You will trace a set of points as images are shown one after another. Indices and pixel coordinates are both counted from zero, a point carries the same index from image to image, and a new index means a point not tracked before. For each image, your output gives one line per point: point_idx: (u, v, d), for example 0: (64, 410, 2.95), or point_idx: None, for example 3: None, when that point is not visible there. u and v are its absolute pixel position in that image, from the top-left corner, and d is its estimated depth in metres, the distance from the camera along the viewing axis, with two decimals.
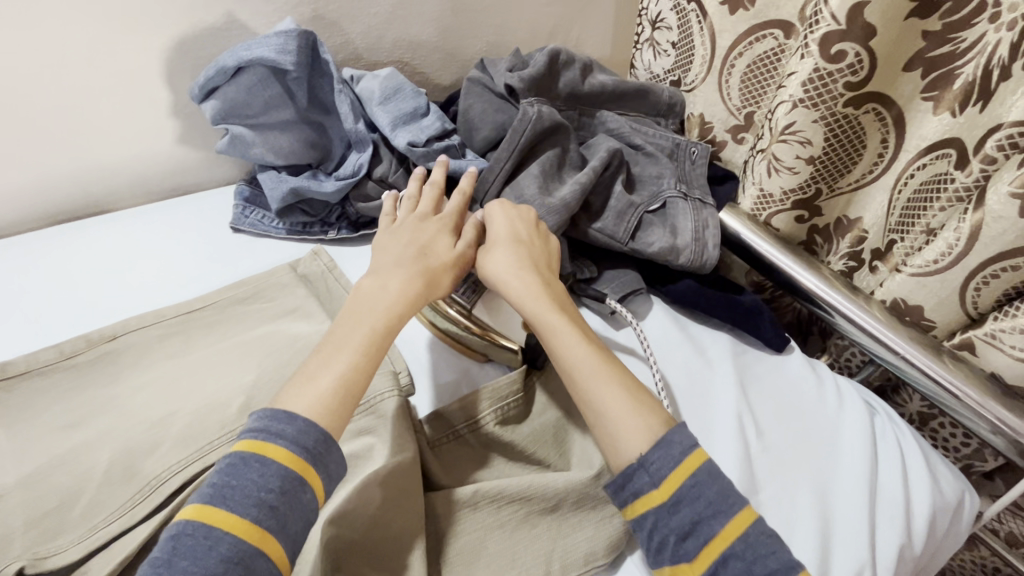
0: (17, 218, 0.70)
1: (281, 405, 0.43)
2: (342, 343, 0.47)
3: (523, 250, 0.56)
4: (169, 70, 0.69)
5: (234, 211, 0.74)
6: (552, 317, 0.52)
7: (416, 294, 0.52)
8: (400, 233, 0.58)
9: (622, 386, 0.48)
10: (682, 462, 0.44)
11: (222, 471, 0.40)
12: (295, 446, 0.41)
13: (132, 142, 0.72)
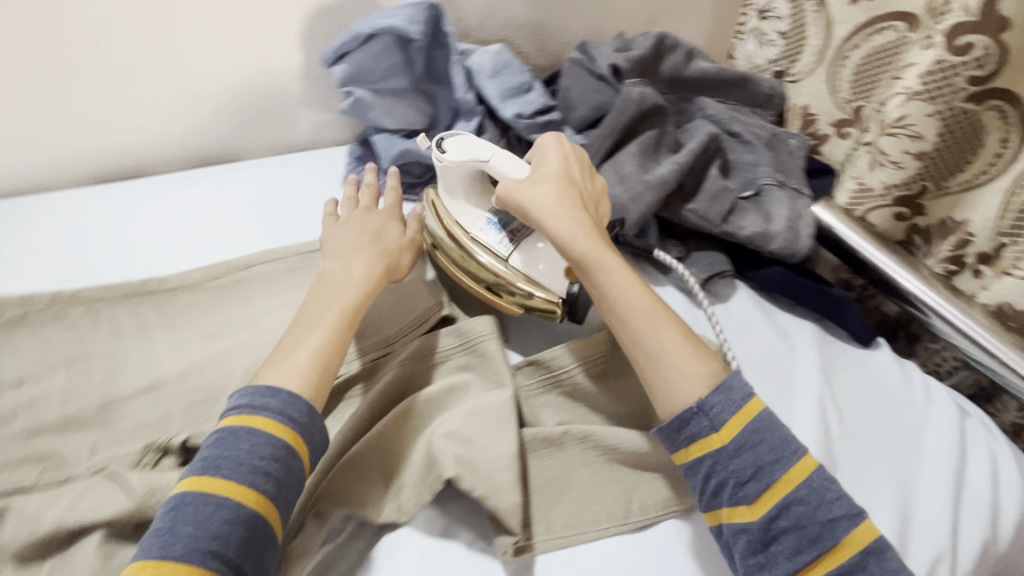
0: (169, 160, 0.80)
1: (261, 382, 0.46)
2: (311, 322, 0.51)
3: (576, 193, 0.57)
4: (305, 35, 0.75)
5: (348, 169, 0.81)
6: (606, 258, 0.52)
7: (372, 275, 0.56)
8: (346, 228, 0.61)
9: (678, 331, 0.50)
10: (744, 409, 0.46)
11: (211, 446, 0.42)
12: (285, 419, 0.44)
13: (267, 99, 0.79)
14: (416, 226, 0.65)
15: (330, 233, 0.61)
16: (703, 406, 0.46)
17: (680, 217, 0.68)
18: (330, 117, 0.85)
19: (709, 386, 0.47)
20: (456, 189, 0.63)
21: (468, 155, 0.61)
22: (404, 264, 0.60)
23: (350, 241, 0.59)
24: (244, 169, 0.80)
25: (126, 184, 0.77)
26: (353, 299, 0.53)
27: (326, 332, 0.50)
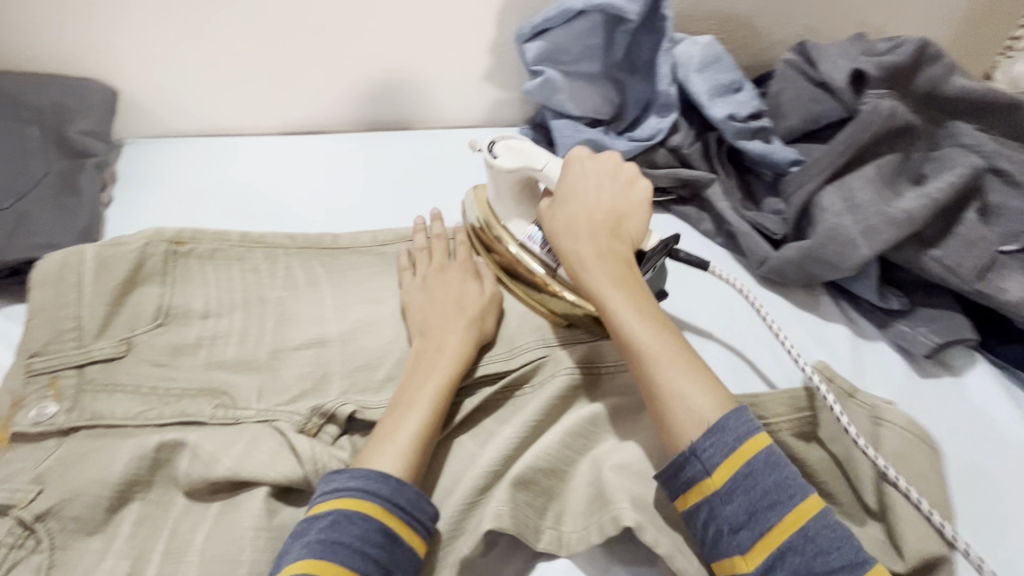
0: (346, 121, 0.80)
1: (369, 463, 0.41)
2: (407, 400, 0.45)
3: (587, 202, 0.50)
4: (503, 9, 0.72)
5: None
6: (608, 279, 0.46)
7: (465, 345, 0.49)
8: (428, 292, 0.53)
9: (685, 359, 0.42)
10: (735, 452, 0.39)
11: (321, 528, 0.37)
12: (395, 505, 0.39)
13: (450, 71, 0.77)
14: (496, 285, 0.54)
15: (408, 303, 0.53)
16: (695, 450, 0.39)
17: (922, 265, 0.56)
18: (505, 96, 0.81)
19: (699, 426, 0.40)
20: (506, 202, 0.55)
21: (524, 160, 0.53)
22: (491, 327, 0.51)
23: (430, 311, 0.52)
24: (416, 140, 0.79)
25: (308, 138, 0.78)
26: (444, 376, 0.46)
27: (434, 398, 0.45)
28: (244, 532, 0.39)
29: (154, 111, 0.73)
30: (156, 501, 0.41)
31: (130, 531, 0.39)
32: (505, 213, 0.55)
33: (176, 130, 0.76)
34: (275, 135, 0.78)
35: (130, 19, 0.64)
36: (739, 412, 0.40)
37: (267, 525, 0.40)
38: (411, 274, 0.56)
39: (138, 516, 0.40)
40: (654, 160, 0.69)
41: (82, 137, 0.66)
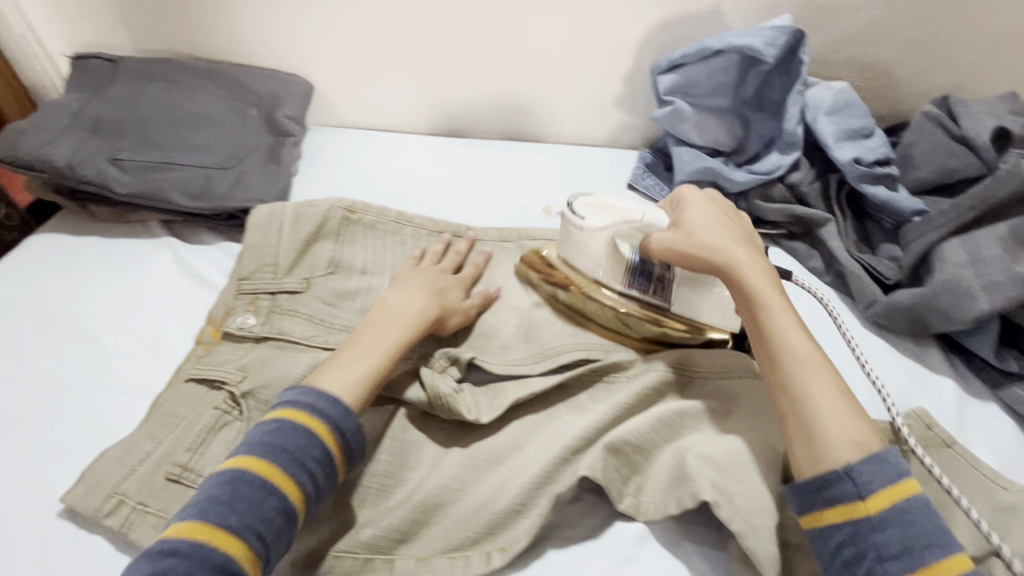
0: (487, 130, 0.91)
1: (318, 383, 0.47)
2: (368, 343, 0.51)
3: (727, 227, 0.53)
4: (642, 43, 0.79)
5: (635, 171, 0.84)
6: (770, 295, 0.47)
7: (428, 320, 0.55)
8: (416, 273, 0.60)
9: (836, 381, 0.44)
10: (896, 485, 0.39)
11: (266, 433, 0.44)
12: (337, 428, 0.45)
13: (585, 95, 0.86)
14: (484, 303, 0.61)
15: (399, 276, 0.60)
16: (853, 472, 0.40)
17: None
18: (632, 120, 0.88)
19: (858, 445, 0.41)
20: (597, 260, 0.58)
21: (613, 216, 0.57)
22: (452, 327, 0.57)
23: (412, 285, 0.58)
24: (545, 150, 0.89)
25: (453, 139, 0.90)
26: (402, 336, 0.52)
27: (382, 356, 0.50)
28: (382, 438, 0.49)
29: (337, 105, 0.89)
30: None
31: None
32: (596, 267, 0.58)
33: (350, 121, 0.91)
34: (427, 133, 0.91)
35: (337, 31, 0.80)
36: (891, 449, 0.41)
37: (399, 436, 0.50)
38: (417, 261, 0.63)
39: None
40: (770, 194, 0.72)
41: (287, 120, 0.80)
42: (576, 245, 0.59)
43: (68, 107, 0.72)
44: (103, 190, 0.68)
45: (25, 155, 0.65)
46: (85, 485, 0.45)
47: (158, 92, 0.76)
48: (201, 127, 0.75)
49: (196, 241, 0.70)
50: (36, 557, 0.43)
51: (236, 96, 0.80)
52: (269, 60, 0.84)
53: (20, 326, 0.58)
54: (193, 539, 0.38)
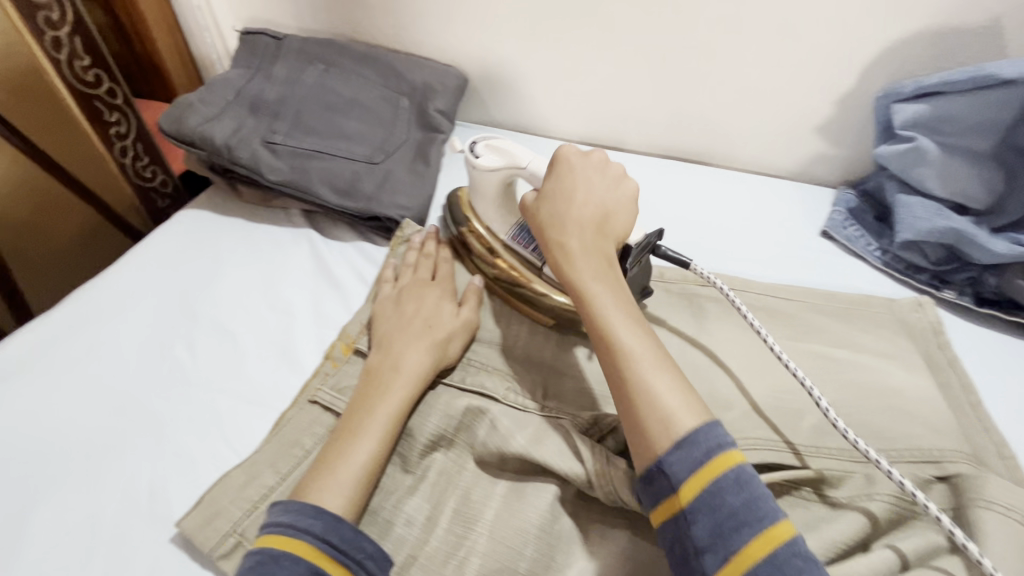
0: (648, 145, 0.81)
1: (307, 496, 0.38)
2: (351, 426, 0.42)
3: (582, 193, 0.47)
4: (875, 60, 0.64)
5: (833, 217, 0.69)
6: (594, 282, 0.43)
7: (425, 368, 0.47)
8: (399, 309, 0.52)
9: (654, 357, 0.39)
10: (703, 467, 0.34)
11: (244, 572, 0.35)
12: (325, 542, 0.36)
13: (779, 116, 0.72)
14: (475, 302, 0.54)
15: (377, 313, 0.52)
16: (662, 463, 0.35)
17: None
18: (832, 152, 0.74)
19: (669, 434, 0.36)
20: (491, 204, 0.56)
21: (504, 159, 0.53)
22: (455, 352, 0.50)
23: (392, 329, 0.50)
24: (715, 178, 0.77)
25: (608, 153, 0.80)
26: (396, 403, 0.44)
27: (381, 439, 0.42)
28: (528, 526, 0.39)
29: (488, 103, 0.82)
30: (454, 459, 0.44)
31: (433, 479, 0.43)
32: (490, 215, 0.57)
33: (497, 122, 0.84)
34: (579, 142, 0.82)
35: (507, 23, 0.73)
36: (709, 424, 0.36)
37: (548, 528, 0.39)
38: (391, 287, 0.55)
39: (439, 470, 0.43)
40: None
41: (438, 114, 0.73)
42: (475, 186, 0.56)
43: (232, 82, 0.70)
44: (254, 174, 0.64)
45: (189, 130, 0.63)
46: (202, 514, 0.40)
47: (317, 75, 0.72)
48: (354, 116, 0.71)
49: (334, 236, 0.66)
50: None
51: (390, 85, 0.75)
52: (428, 49, 0.78)
53: (162, 308, 0.56)
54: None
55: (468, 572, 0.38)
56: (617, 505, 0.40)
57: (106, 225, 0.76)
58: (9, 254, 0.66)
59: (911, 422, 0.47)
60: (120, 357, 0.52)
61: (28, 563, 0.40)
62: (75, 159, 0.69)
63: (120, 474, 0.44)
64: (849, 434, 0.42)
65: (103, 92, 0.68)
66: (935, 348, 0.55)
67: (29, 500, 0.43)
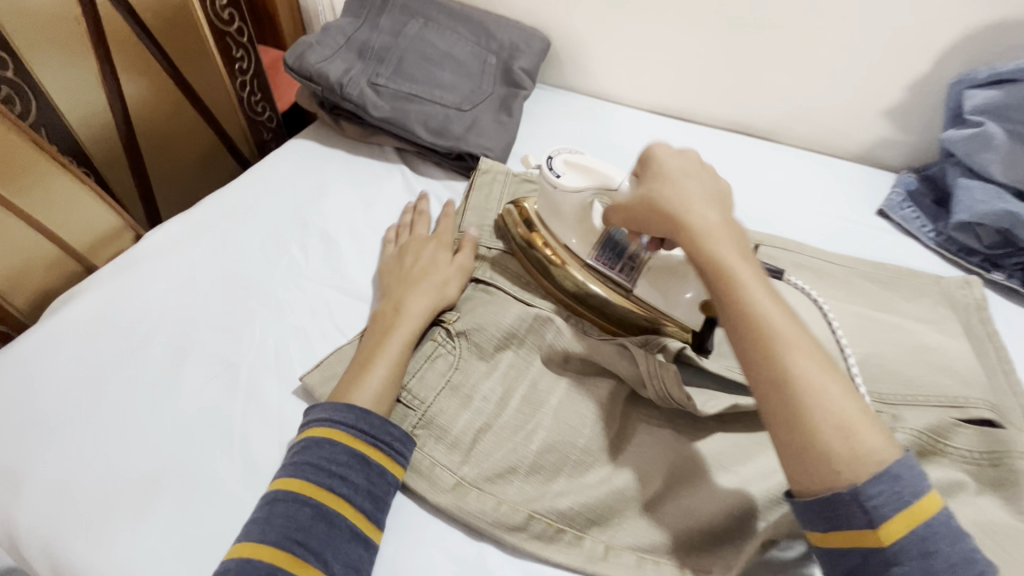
0: (714, 118, 0.85)
1: (344, 395, 0.46)
2: (368, 357, 0.48)
3: (697, 176, 0.45)
4: (952, 48, 0.67)
5: (892, 197, 0.72)
6: (750, 278, 0.39)
7: (425, 310, 0.52)
8: (402, 262, 0.58)
9: (833, 369, 0.36)
10: (914, 506, 0.33)
11: (294, 452, 0.43)
12: (357, 430, 0.44)
13: (848, 99, 0.75)
14: (470, 251, 0.59)
15: (382, 270, 0.59)
16: (861, 494, 0.33)
17: None
18: (897, 138, 0.76)
19: (868, 468, 0.33)
20: (570, 223, 0.56)
21: (587, 178, 0.53)
22: (454, 293, 0.55)
23: (396, 280, 0.56)
24: (779, 155, 0.80)
25: (677, 123, 0.85)
26: (403, 336, 0.50)
27: (386, 365, 0.48)
28: (588, 412, 0.47)
29: (566, 68, 0.88)
30: (522, 356, 0.51)
31: (505, 369, 0.50)
32: (566, 234, 0.57)
33: (573, 87, 0.90)
34: (648, 111, 0.87)
35: None
36: (906, 456, 0.34)
37: (604, 417, 0.47)
38: (393, 245, 0.61)
39: (510, 362, 0.51)
40: None
41: (521, 72, 0.79)
42: (552, 205, 0.57)
43: (343, 28, 0.77)
44: (360, 111, 0.72)
45: (309, 67, 0.71)
46: (322, 372, 0.50)
47: (417, 28, 0.79)
48: (449, 67, 0.78)
49: (425, 173, 0.74)
50: (276, 422, 0.48)
51: (481, 43, 0.81)
52: (518, 12, 0.84)
53: (278, 215, 0.65)
54: (237, 556, 0.38)
55: (536, 440, 0.46)
56: (666, 405, 0.47)
57: (224, 152, 0.84)
58: (150, 170, 0.74)
59: (941, 374, 0.52)
60: (246, 250, 0.61)
61: (180, 407, 0.49)
62: (204, 87, 0.77)
63: (251, 340, 0.53)
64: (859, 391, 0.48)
65: (234, 29, 0.77)
66: (974, 319, 0.59)
67: (179, 356, 0.52)
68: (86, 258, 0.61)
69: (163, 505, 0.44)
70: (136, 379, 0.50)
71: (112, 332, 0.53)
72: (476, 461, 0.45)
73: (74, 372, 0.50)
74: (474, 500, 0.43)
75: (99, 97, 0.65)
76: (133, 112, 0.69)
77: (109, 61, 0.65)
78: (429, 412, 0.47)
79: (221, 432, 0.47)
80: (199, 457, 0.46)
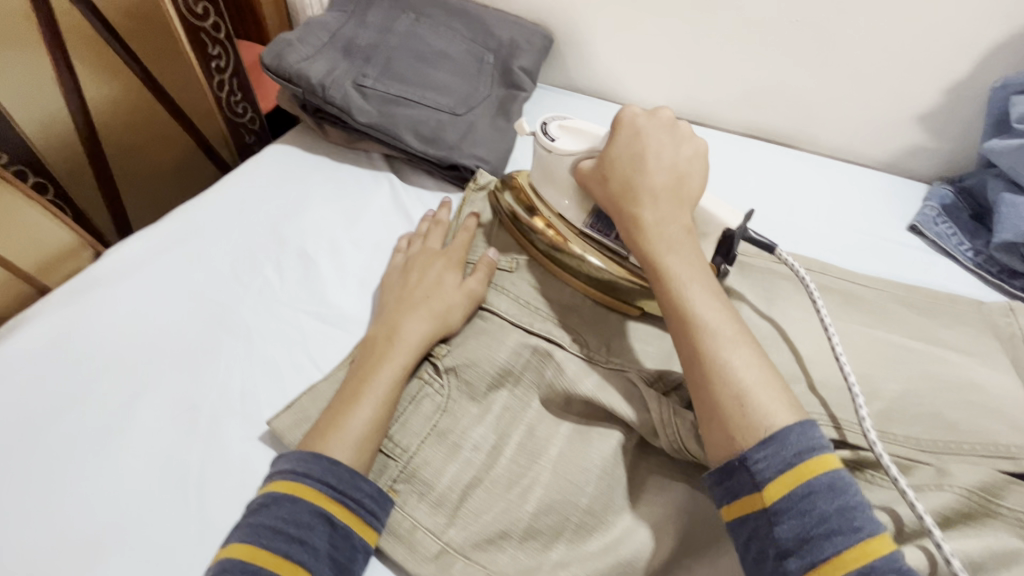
0: (728, 122, 0.78)
1: (314, 445, 0.40)
2: (353, 394, 0.42)
3: (651, 154, 0.47)
4: (996, 49, 0.61)
5: (925, 212, 0.66)
6: (674, 262, 0.42)
7: (422, 340, 0.46)
8: (407, 276, 0.53)
9: (748, 347, 0.38)
10: (794, 468, 0.33)
11: (250, 512, 0.37)
12: (324, 485, 0.38)
13: (877, 104, 0.69)
14: (485, 272, 0.53)
15: (385, 283, 0.54)
16: (747, 458, 0.34)
17: None
18: (929, 146, 0.70)
19: (757, 432, 0.35)
20: (564, 189, 0.54)
21: (585, 141, 0.52)
22: (456, 322, 0.49)
23: (395, 299, 0.51)
24: (801, 163, 0.74)
25: (689, 128, 0.78)
26: (392, 372, 0.44)
27: (364, 411, 0.42)
28: (591, 466, 0.41)
29: (569, 67, 0.82)
30: (519, 397, 0.46)
31: (498, 413, 0.45)
32: (559, 201, 0.54)
33: (577, 87, 0.84)
34: (656, 114, 0.81)
35: None
36: (803, 424, 0.35)
37: (609, 472, 0.41)
38: (402, 256, 0.56)
39: (504, 405, 0.45)
40: None
41: (521, 72, 0.73)
42: (546, 171, 0.54)
43: (328, 24, 0.71)
44: (344, 115, 0.66)
45: (288, 66, 0.65)
46: (293, 416, 0.44)
47: (408, 24, 0.73)
48: (442, 66, 0.71)
49: (415, 183, 0.68)
50: (240, 473, 0.43)
51: (479, 41, 0.75)
52: (517, 6, 0.78)
53: (253, 230, 0.60)
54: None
55: (531, 499, 0.40)
56: (681, 457, 0.42)
57: (201, 158, 0.78)
58: (118, 179, 0.68)
59: (990, 419, 0.46)
60: (216, 271, 0.55)
61: (132, 456, 0.43)
62: (177, 87, 0.71)
63: (216, 375, 0.48)
64: (865, 425, 0.41)
65: (209, 25, 0.71)
66: (1023, 352, 0.53)
67: (134, 394, 0.46)
68: (39, 279, 0.55)
69: (105, 573, 0.38)
70: (85, 421, 0.45)
71: (62, 366, 0.47)
72: (463, 523, 0.39)
73: (15, 413, 0.45)
74: (460, 573, 0.37)
75: (56, 101, 0.60)
76: (96, 116, 0.64)
77: (66, 61, 0.59)
78: (412, 464, 0.42)
79: (177, 485, 0.42)
80: (150, 515, 0.41)
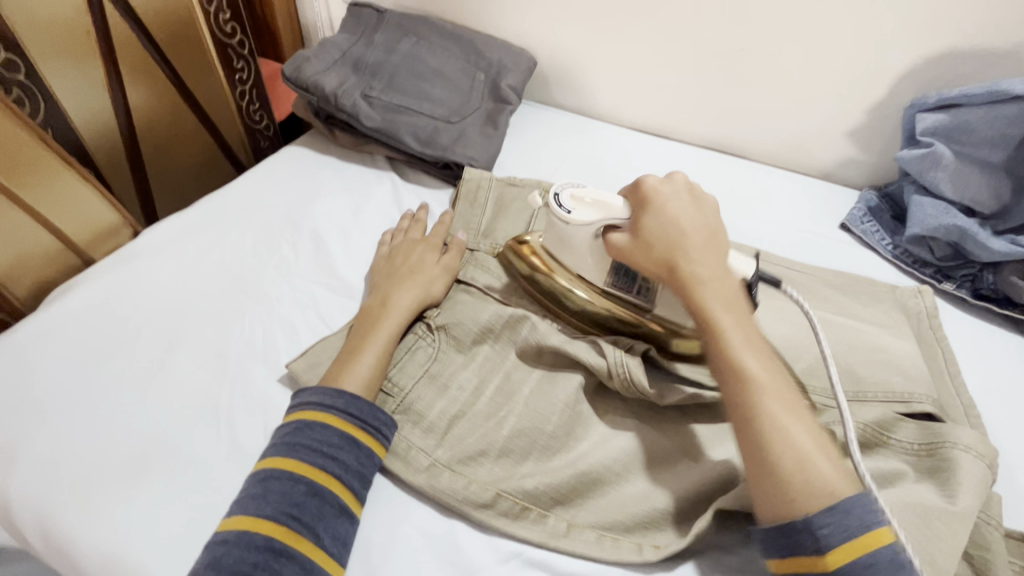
0: (690, 136, 0.89)
1: (330, 382, 0.49)
2: (356, 346, 0.51)
3: (685, 219, 0.49)
4: (906, 75, 0.72)
5: (854, 212, 0.76)
6: (729, 326, 0.44)
7: (411, 304, 0.56)
8: (393, 259, 0.62)
9: (800, 409, 0.41)
10: (857, 538, 0.35)
11: (286, 433, 0.45)
12: (348, 415, 0.46)
13: (813, 121, 0.80)
14: (456, 253, 0.63)
15: (374, 268, 0.62)
16: (811, 521, 0.36)
17: None
18: (860, 157, 0.81)
19: (824, 497, 0.37)
20: (584, 257, 0.56)
21: (601, 210, 0.53)
22: (438, 291, 0.58)
23: (385, 277, 0.59)
24: (751, 171, 0.85)
25: (656, 140, 0.89)
26: (390, 327, 0.53)
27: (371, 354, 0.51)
28: (557, 401, 0.50)
29: (552, 86, 0.93)
30: (498, 350, 0.54)
31: (480, 362, 0.53)
32: (579, 265, 0.57)
33: (559, 104, 0.95)
34: (629, 128, 0.92)
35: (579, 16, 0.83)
36: (863, 494, 0.37)
37: (572, 406, 0.50)
38: (387, 246, 0.65)
39: (486, 355, 0.54)
40: None
41: (508, 89, 0.83)
42: (562, 238, 0.57)
43: (340, 44, 0.82)
44: (353, 121, 0.76)
45: (306, 78, 0.75)
46: (307, 360, 0.53)
47: (410, 45, 0.84)
48: (438, 82, 0.82)
49: (413, 180, 0.78)
50: (262, 408, 0.51)
51: (471, 61, 0.86)
52: (507, 33, 0.89)
53: (271, 216, 0.69)
54: (236, 529, 0.40)
55: (507, 426, 0.48)
56: (630, 395, 0.50)
57: (222, 159, 0.87)
58: (151, 172, 0.77)
59: (891, 372, 0.55)
60: (239, 249, 0.64)
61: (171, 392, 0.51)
62: (206, 96, 0.81)
63: (241, 331, 0.56)
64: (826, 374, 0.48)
65: (235, 42, 0.82)
66: (925, 326, 0.63)
67: (169, 345, 0.54)
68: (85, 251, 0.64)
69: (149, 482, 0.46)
70: (132, 363, 0.53)
71: (110, 320, 0.56)
72: (450, 445, 0.48)
73: (70, 355, 0.53)
74: (446, 479, 0.46)
75: (105, 102, 0.69)
76: (138, 117, 0.73)
77: (116, 70, 0.68)
78: (407, 400, 0.50)
79: (210, 416, 0.50)
80: (187, 439, 0.48)
